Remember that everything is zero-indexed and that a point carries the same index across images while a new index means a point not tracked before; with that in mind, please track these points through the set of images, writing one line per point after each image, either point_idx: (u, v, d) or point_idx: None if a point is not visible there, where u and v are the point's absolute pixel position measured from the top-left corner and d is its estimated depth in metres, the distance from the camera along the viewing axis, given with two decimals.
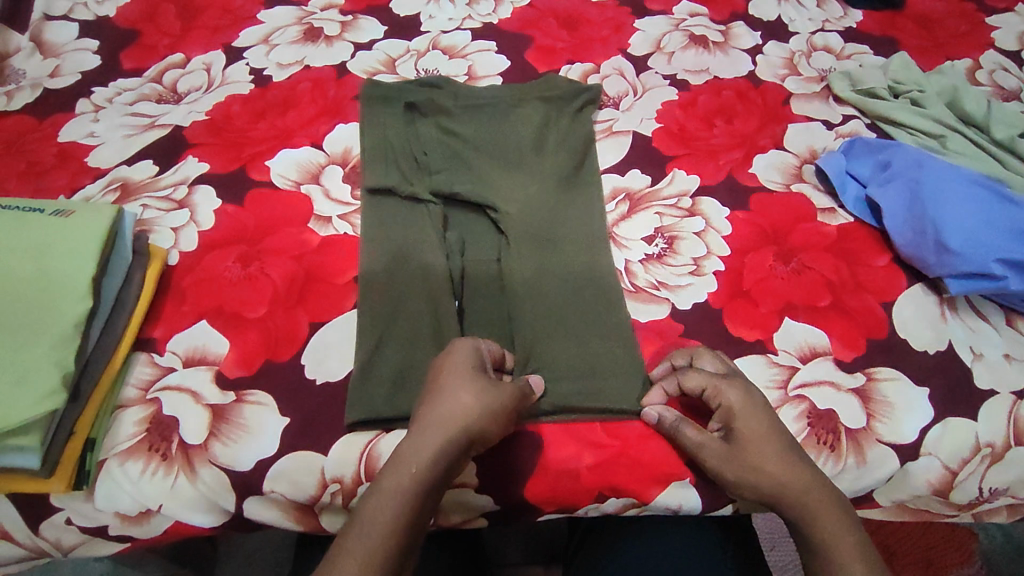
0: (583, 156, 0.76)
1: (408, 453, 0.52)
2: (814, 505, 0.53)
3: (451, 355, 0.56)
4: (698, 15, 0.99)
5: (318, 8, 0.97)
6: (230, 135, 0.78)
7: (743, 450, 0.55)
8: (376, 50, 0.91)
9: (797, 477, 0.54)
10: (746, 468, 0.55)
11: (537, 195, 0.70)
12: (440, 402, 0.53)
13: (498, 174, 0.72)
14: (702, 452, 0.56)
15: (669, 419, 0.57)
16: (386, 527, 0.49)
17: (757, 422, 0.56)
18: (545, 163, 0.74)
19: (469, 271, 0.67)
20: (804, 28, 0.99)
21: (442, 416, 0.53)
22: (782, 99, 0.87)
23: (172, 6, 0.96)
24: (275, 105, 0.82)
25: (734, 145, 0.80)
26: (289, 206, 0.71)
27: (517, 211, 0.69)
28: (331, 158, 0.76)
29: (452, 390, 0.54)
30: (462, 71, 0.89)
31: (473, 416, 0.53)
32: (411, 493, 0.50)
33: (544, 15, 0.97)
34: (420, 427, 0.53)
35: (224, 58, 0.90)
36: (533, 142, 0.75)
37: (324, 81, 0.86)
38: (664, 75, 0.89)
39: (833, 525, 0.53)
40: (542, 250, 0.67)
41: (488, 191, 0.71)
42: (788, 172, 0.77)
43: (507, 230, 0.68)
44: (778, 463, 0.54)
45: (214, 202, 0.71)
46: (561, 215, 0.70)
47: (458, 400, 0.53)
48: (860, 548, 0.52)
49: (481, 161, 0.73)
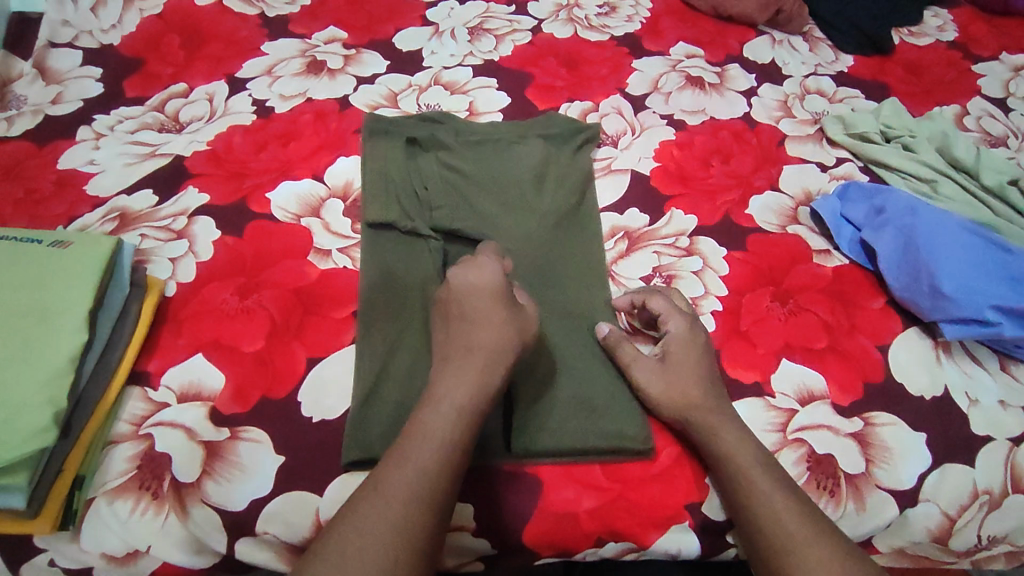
0: (582, 194, 0.78)
1: (456, 383, 0.56)
2: (711, 423, 0.58)
3: (478, 281, 0.60)
4: (693, 56, 1.02)
5: (321, 42, 0.99)
6: (231, 166, 0.79)
7: (674, 368, 0.61)
8: (379, 83, 0.92)
9: (698, 398, 0.59)
10: (672, 385, 0.60)
11: (536, 233, 0.72)
12: (478, 332, 0.58)
13: (498, 209, 0.74)
14: (632, 365, 0.62)
15: (616, 334, 0.64)
16: (447, 444, 0.53)
17: (689, 348, 0.62)
18: (544, 201, 0.75)
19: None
20: (797, 70, 1.02)
21: (477, 342, 0.57)
22: (776, 141, 0.89)
23: (177, 36, 0.97)
24: (277, 136, 0.83)
25: (731, 186, 0.82)
26: (290, 239, 0.71)
27: (514, 247, 0.70)
28: (332, 192, 0.76)
29: (485, 319, 0.58)
30: (463, 106, 0.90)
31: (505, 340, 0.58)
32: (463, 419, 0.54)
33: (543, 53, 1.00)
34: (463, 356, 0.57)
35: (226, 88, 0.91)
36: (533, 178, 0.77)
37: (326, 113, 0.87)
38: (661, 115, 0.92)
39: (728, 440, 0.57)
40: (541, 288, 0.68)
41: (485, 228, 0.72)
42: (784, 214, 0.79)
43: (505, 266, 0.69)
44: (700, 383, 0.60)
45: (213, 233, 0.71)
46: (558, 252, 0.71)
47: (486, 345, 0.57)
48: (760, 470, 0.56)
49: (480, 197, 0.74)
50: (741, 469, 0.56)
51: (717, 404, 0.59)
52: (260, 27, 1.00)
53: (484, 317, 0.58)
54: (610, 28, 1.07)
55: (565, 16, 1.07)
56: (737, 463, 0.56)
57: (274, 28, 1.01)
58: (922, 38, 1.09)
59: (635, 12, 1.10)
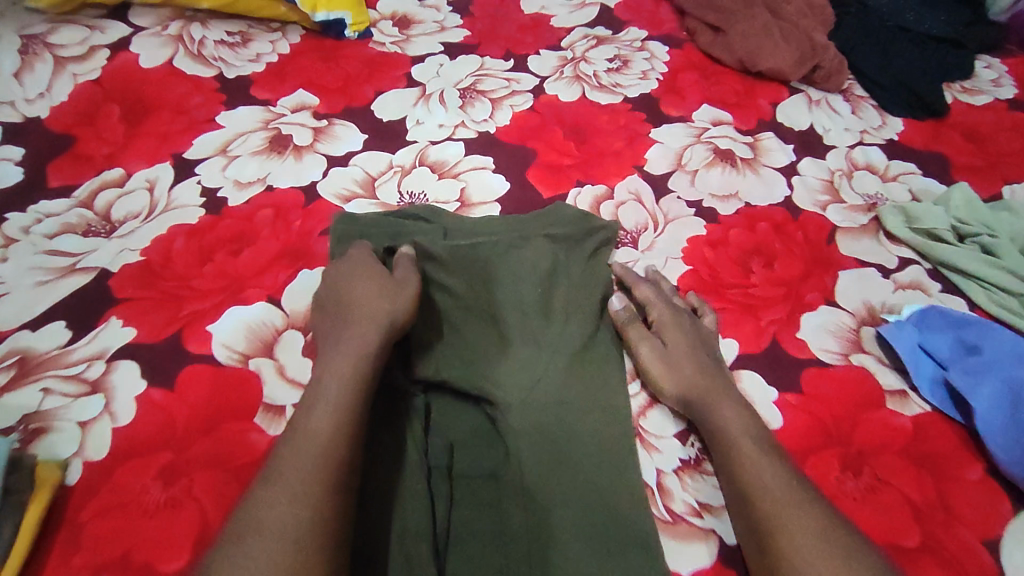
0: (597, 323, 0.64)
1: (348, 340, 0.54)
2: (713, 396, 0.57)
3: (354, 261, 0.61)
4: (720, 123, 0.88)
5: (288, 109, 0.84)
6: (169, 285, 0.64)
7: (675, 348, 0.61)
8: (353, 165, 0.78)
9: (696, 375, 0.59)
10: (675, 362, 0.60)
11: (542, 381, 0.58)
12: (360, 299, 0.57)
13: (492, 348, 0.61)
14: (637, 346, 0.63)
15: (627, 312, 0.65)
16: (340, 397, 0.50)
17: (681, 331, 0.63)
18: (554, 336, 0.61)
19: (431, 441, 0.57)
20: (841, 139, 0.88)
21: (361, 301, 0.57)
22: (825, 235, 0.75)
23: (115, 105, 0.82)
24: (228, 240, 0.69)
25: (777, 299, 0.69)
26: (235, 393, 0.58)
27: (516, 403, 0.57)
28: (290, 321, 0.62)
29: (360, 285, 0.58)
30: (453, 195, 0.76)
31: (381, 291, 0.58)
32: (352, 370, 0.51)
33: (548, 121, 0.85)
34: (349, 321, 0.56)
35: (171, 174, 0.76)
36: (534, 300, 0.63)
37: (288, 208, 0.72)
38: (688, 202, 0.78)
39: (727, 412, 0.56)
40: (552, 459, 0.55)
41: (473, 378, 0.59)
42: (844, 338, 0.66)
43: (506, 427, 0.56)
44: (700, 361, 0.60)
45: (136, 385, 0.57)
46: (570, 412, 0.57)
47: (375, 308, 0.56)
48: (754, 431, 0.54)
49: (469, 336, 0.62)
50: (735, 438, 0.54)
51: (719, 377, 0.59)
52: (216, 91, 0.85)
53: (366, 280, 0.59)
54: (623, 86, 0.92)
55: (571, 72, 0.93)
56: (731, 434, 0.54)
57: (233, 92, 0.86)
58: (978, 95, 0.96)
59: (651, 67, 0.95)
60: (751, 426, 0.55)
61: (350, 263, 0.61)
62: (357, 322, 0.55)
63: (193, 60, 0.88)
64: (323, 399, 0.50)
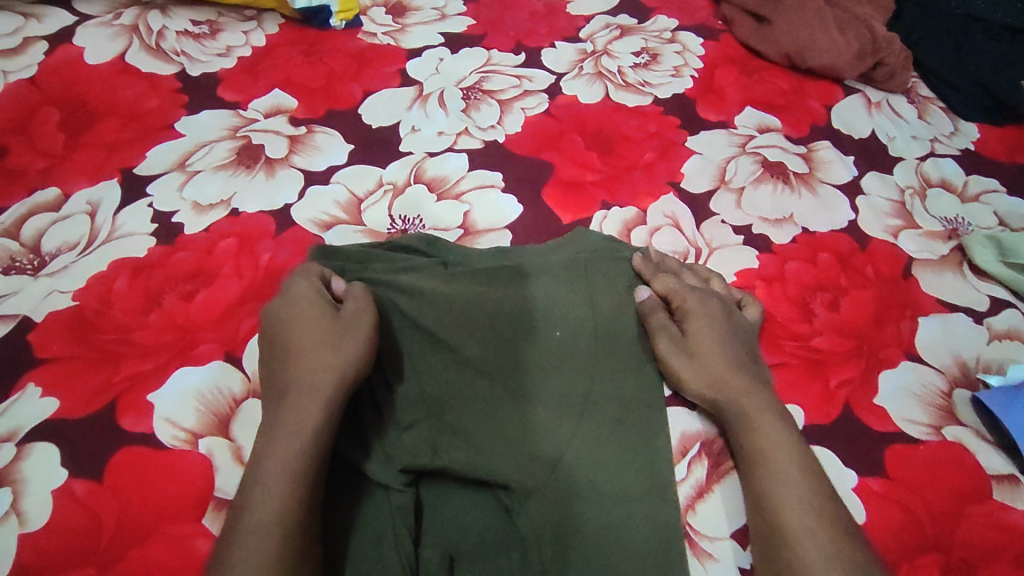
0: (645, 380, 0.52)
1: (295, 388, 0.45)
2: (753, 416, 0.48)
3: (291, 296, 0.50)
4: (769, 129, 0.75)
5: (260, 113, 0.71)
6: (105, 340, 0.53)
7: (704, 345, 0.51)
8: (335, 183, 0.65)
9: (734, 382, 0.50)
10: (707, 364, 0.51)
11: (564, 463, 0.48)
12: (300, 356, 0.46)
13: (507, 420, 0.50)
14: (657, 336, 0.52)
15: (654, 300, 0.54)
16: (290, 463, 0.41)
17: (712, 325, 0.53)
18: (589, 400, 0.51)
19: (423, 553, 0.45)
20: (908, 149, 0.75)
21: (299, 348, 0.47)
22: (900, 269, 0.63)
23: (56, 109, 0.69)
24: (181, 279, 0.57)
25: (847, 352, 0.56)
26: (178, 484, 0.47)
27: (539, 490, 0.47)
28: (253, 386, 0.51)
29: (299, 331, 0.48)
30: (456, 220, 0.64)
31: (320, 332, 0.47)
32: (291, 448, 0.42)
33: (566, 128, 0.73)
34: (295, 366, 0.46)
35: (118, 193, 0.63)
36: (559, 358, 0.52)
37: (255, 238, 0.60)
38: (735, 227, 0.65)
39: (767, 434, 0.47)
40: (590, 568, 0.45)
41: (478, 462, 0.48)
42: (933, 404, 0.54)
43: (526, 523, 0.46)
44: (739, 366, 0.51)
45: (53, 474, 0.46)
46: (607, 501, 0.47)
47: (315, 360, 0.46)
48: (797, 461, 0.46)
49: (469, 409, 0.50)
50: (778, 469, 0.45)
51: (759, 388, 0.50)
52: (177, 92, 0.72)
53: (307, 326, 0.48)
54: (653, 85, 0.78)
55: (591, 68, 0.79)
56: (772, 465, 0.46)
57: (195, 91, 0.73)
58: None
59: (684, 62, 0.81)
60: (794, 455, 0.46)
61: (287, 301, 0.50)
62: (301, 374, 0.45)
63: (150, 55, 0.75)
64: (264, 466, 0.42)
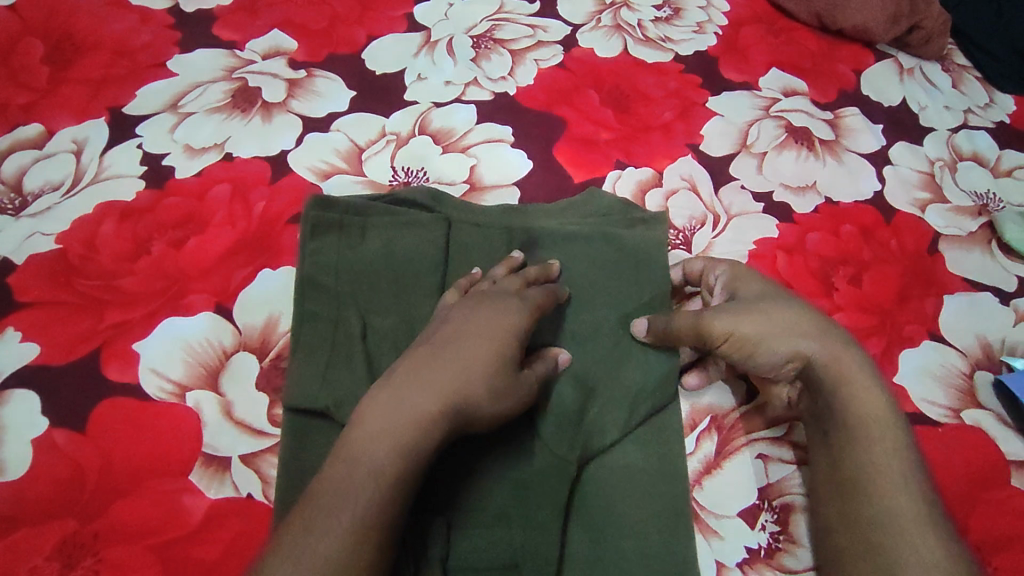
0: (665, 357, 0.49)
1: (413, 389, 0.40)
2: (849, 373, 0.43)
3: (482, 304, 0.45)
4: (794, 92, 0.71)
5: (257, 53, 0.67)
6: (90, 285, 0.50)
7: (764, 304, 0.46)
8: (336, 131, 0.62)
9: (816, 334, 0.44)
10: (777, 317, 0.45)
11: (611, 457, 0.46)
12: (447, 359, 0.41)
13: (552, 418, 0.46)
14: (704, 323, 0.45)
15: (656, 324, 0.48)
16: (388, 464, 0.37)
17: (760, 287, 0.48)
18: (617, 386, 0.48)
19: (424, 522, 0.43)
20: (940, 118, 0.71)
21: (454, 356, 0.42)
22: (926, 244, 0.60)
23: (39, 41, 0.65)
24: (171, 225, 0.54)
25: (866, 330, 0.54)
26: (163, 438, 0.45)
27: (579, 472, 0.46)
28: (244, 339, 0.49)
29: (466, 336, 0.43)
30: (462, 175, 0.60)
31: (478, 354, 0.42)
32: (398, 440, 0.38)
33: (581, 82, 0.68)
34: (423, 364, 0.41)
35: (105, 133, 0.60)
36: (583, 338, 0.50)
37: (250, 185, 0.57)
38: (754, 194, 0.62)
39: (866, 392, 0.42)
40: (594, 537, 0.44)
41: (493, 442, 0.46)
42: (952, 386, 0.52)
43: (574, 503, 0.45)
44: (805, 320, 0.45)
45: (33, 423, 0.44)
46: (639, 491, 0.45)
47: (463, 369, 0.41)
48: (888, 420, 0.42)
49: None
50: (876, 439, 0.41)
51: (833, 331, 0.45)
52: (169, 28, 0.68)
53: (476, 335, 0.43)
54: (675, 41, 0.74)
55: (610, 20, 0.74)
56: (873, 436, 0.41)
57: (188, 28, 0.68)
58: None
59: (708, 18, 0.76)
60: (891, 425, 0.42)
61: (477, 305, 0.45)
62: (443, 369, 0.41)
63: None
64: (376, 465, 0.37)
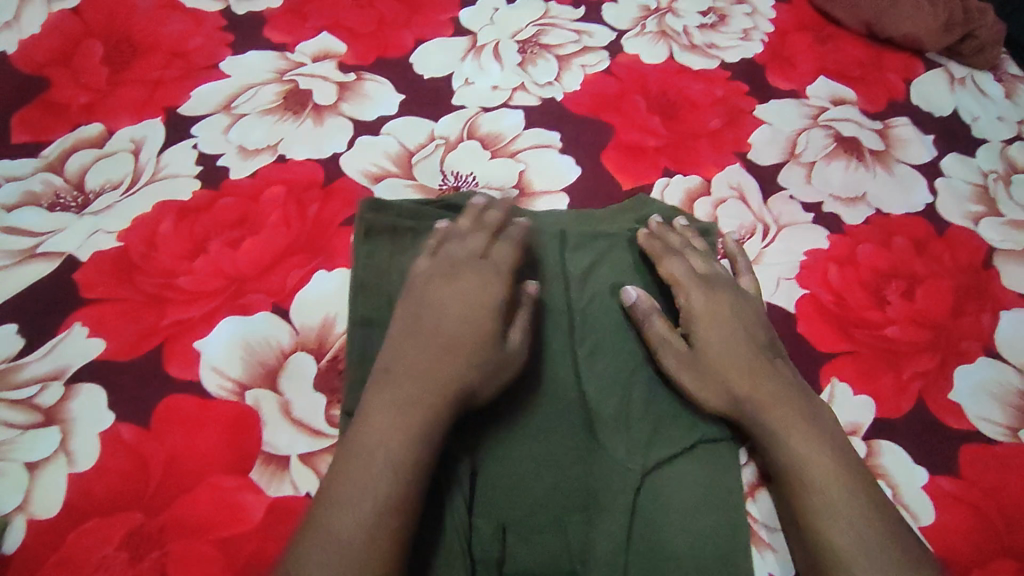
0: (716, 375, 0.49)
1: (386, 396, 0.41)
2: (785, 416, 0.44)
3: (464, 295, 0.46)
4: (843, 101, 0.70)
5: (307, 56, 0.68)
6: (150, 283, 0.51)
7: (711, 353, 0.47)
8: (386, 134, 0.62)
9: (758, 380, 0.46)
10: (712, 371, 0.47)
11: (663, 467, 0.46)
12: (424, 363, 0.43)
13: (603, 424, 0.47)
14: (660, 347, 0.49)
15: (644, 304, 0.50)
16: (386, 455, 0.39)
17: (727, 328, 0.48)
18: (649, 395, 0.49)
19: (476, 523, 0.45)
20: (993, 130, 0.69)
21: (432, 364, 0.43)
22: (981, 259, 0.59)
23: (98, 42, 0.67)
24: (227, 225, 0.55)
25: (920, 345, 0.53)
26: (223, 435, 0.46)
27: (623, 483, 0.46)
28: (300, 339, 0.50)
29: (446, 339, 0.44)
30: (510, 180, 0.61)
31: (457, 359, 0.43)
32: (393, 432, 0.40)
33: (627, 88, 0.68)
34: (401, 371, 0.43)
35: (162, 133, 0.61)
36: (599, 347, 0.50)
37: (303, 187, 0.58)
38: (804, 204, 0.61)
39: (807, 430, 0.44)
40: (648, 548, 0.44)
41: (548, 446, 0.47)
42: (1009, 405, 0.51)
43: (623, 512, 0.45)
44: (750, 365, 0.46)
45: (100, 416, 0.46)
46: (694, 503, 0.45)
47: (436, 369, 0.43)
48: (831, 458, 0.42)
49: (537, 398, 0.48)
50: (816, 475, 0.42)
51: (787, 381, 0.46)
52: (222, 30, 0.69)
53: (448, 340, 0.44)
54: (721, 48, 0.73)
55: (655, 26, 0.74)
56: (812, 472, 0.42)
57: (240, 30, 0.69)
58: None
59: (754, 24, 0.76)
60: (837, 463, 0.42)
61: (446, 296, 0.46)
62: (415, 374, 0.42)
63: None
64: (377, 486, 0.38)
